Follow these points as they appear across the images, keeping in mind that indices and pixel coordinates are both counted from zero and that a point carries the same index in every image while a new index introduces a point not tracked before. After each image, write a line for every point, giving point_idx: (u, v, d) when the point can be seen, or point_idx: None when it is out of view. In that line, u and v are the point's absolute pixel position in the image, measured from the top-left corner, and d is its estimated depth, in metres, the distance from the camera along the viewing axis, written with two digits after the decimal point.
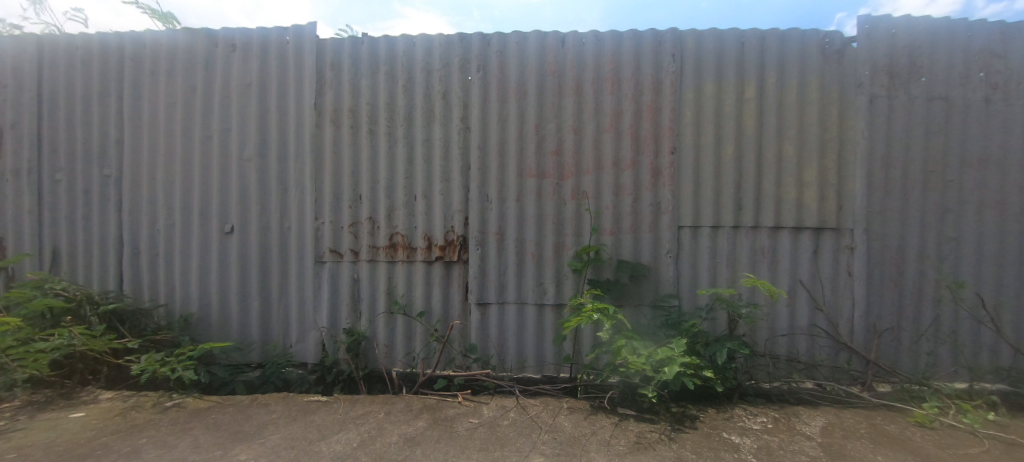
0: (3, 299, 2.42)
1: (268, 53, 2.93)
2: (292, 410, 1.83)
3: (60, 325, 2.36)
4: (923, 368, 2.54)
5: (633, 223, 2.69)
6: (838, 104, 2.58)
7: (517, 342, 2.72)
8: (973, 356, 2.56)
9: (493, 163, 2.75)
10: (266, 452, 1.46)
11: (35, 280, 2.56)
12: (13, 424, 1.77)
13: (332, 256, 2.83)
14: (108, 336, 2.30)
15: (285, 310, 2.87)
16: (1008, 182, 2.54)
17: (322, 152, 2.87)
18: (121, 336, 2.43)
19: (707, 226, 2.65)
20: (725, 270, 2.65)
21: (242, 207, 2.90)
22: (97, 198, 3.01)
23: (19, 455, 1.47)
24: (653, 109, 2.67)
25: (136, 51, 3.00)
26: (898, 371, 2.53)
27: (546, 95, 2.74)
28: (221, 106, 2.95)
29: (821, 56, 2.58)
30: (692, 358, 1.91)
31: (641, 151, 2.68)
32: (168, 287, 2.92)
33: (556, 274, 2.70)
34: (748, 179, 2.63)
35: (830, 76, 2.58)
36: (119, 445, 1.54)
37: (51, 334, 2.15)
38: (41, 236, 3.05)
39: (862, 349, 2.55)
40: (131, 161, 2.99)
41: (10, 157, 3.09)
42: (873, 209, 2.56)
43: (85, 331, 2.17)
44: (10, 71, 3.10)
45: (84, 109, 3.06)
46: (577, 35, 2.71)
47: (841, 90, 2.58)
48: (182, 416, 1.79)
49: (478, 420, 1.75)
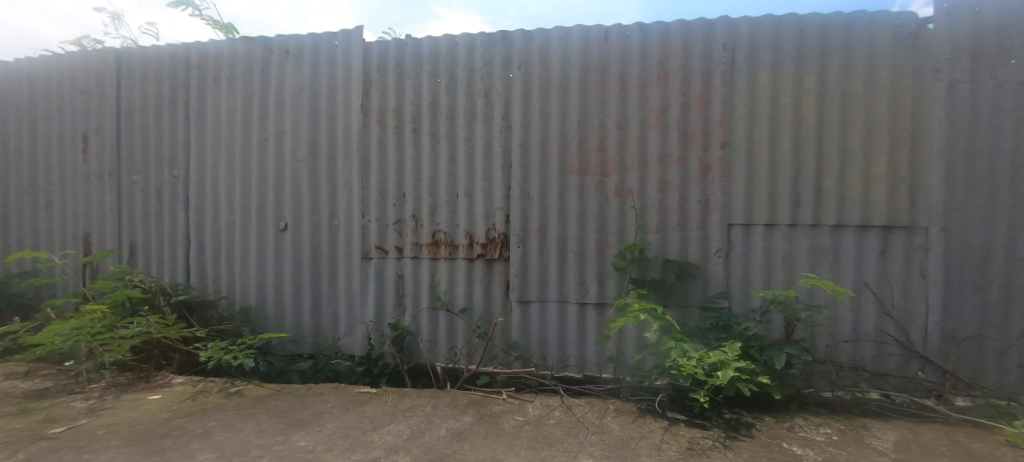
0: (91, 289, 2.66)
1: (319, 58, 3.06)
2: (345, 400, 1.90)
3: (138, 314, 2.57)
4: (1017, 383, 2.28)
5: (680, 221, 2.59)
6: (913, 91, 2.36)
7: (558, 341, 2.69)
8: None
9: (535, 160, 2.73)
10: (324, 440, 1.52)
11: (116, 273, 2.80)
12: (102, 403, 1.94)
13: (378, 252, 2.92)
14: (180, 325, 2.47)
15: (335, 304, 2.99)
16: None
17: (368, 152, 2.96)
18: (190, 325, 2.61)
19: (761, 224, 2.51)
20: (781, 271, 2.50)
21: (295, 206, 3.05)
22: (167, 198, 3.26)
23: (108, 432, 1.62)
24: (702, 102, 2.56)
25: (201, 61, 3.22)
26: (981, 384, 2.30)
27: (589, 91, 2.68)
28: (276, 109, 3.10)
29: (892, 40, 2.37)
30: (748, 363, 1.82)
31: (689, 146, 2.58)
32: (229, 280, 3.12)
33: (598, 273, 2.65)
34: (807, 175, 2.47)
35: (902, 61, 2.36)
36: (192, 426, 1.65)
37: (131, 321, 2.34)
38: (120, 233, 3.34)
39: (938, 359, 2.34)
40: (197, 163, 3.22)
41: (95, 161, 3.40)
42: (954, 206, 2.32)
43: (160, 319, 2.35)
44: (94, 82, 3.41)
45: (156, 115, 3.31)
46: (622, 28, 2.64)
47: (915, 76, 2.35)
48: (246, 402, 1.91)
49: (524, 418, 1.75)
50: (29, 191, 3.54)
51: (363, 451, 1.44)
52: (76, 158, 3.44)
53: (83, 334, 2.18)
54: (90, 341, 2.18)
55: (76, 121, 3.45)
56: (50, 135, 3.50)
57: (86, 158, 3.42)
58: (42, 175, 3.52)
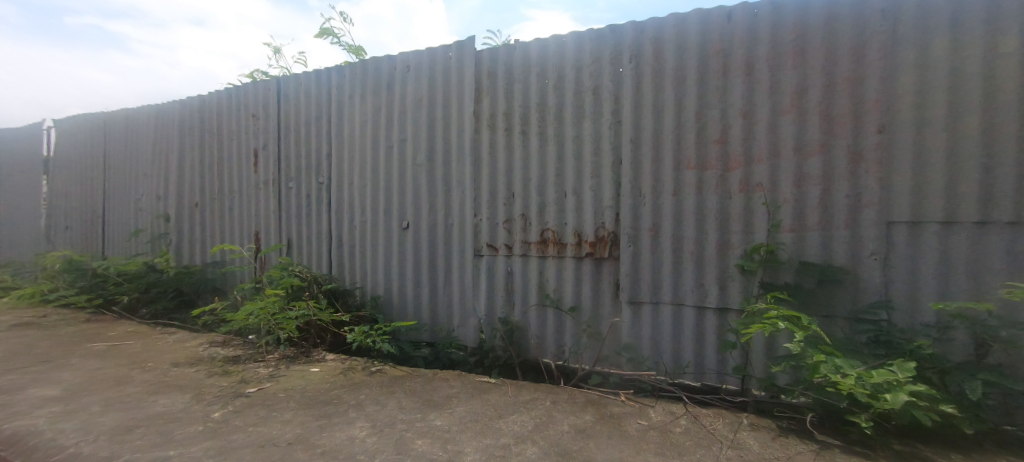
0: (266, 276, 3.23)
1: (435, 69, 3.32)
2: (469, 387, 2.03)
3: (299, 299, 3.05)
4: None
5: (822, 218, 2.26)
6: None
7: (673, 345, 2.54)
8: None
9: (647, 156, 2.62)
10: (457, 422, 1.64)
11: (281, 264, 3.36)
12: (278, 371, 2.30)
13: (489, 250, 3.07)
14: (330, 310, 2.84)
15: (450, 297, 3.21)
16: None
17: (480, 155, 3.12)
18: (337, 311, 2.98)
19: (936, 222, 2.05)
20: (965, 281, 2.01)
21: (416, 206, 3.35)
22: (314, 201, 3.82)
23: (286, 395, 1.94)
24: (852, 80, 2.20)
25: (339, 81, 3.71)
26: None
27: (709, 78, 2.49)
28: (399, 120, 3.44)
29: None
30: (927, 387, 1.52)
31: (834, 132, 2.24)
32: (362, 273, 3.55)
33: (719, 276, 2.44)
34: (1006, 159, 1.93)
35: None
36: (348, 397, 1.91)
37: (296, 304, 2.74)
38: (279, 231, 4.00)
39: None
40: (336, 170, 3.71)
41: (262, 172, 4.12)
42: None
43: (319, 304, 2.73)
44: (262, 107, 4.14)
45: (306, 131, 3.90)
46: (748, 7, 2.40)
47: None
48: (386, 380, 2.15)
49: (647, 423, 1.69)
50: (217, 197, 4.42)
51: (494, 436, 1.52)
52: (249, 170, 4.21)
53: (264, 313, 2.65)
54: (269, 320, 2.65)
55: (249, 139, 4.22)
56: (231, 152, 4.33)
57: (256, 170, 4.17)
58: (227, 184, 4.36)
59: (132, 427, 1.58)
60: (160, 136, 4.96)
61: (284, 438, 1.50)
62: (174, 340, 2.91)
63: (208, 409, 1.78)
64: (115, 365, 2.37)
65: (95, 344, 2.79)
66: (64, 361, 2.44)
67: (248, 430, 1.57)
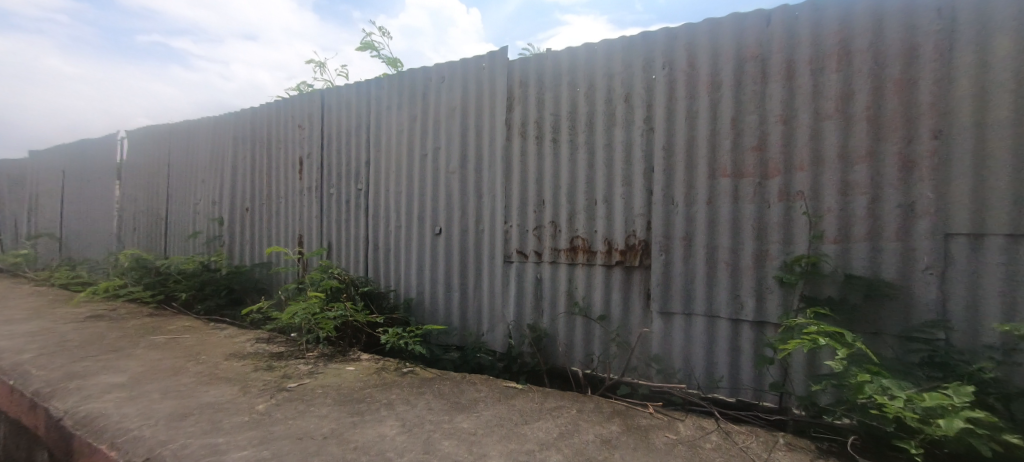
0: (308, 278, 3.45)
1: (468, 78, 3.47)
2: (495, 392, 2.08)
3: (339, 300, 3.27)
4: None
5: (898, 222, 2.11)
6: None
7: (705, 355, 2.49)
8: None
9: (680, 164, 2.60)
10: (483, 424, 1.69)
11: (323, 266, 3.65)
12: (316, 368, 2.41)
13: (519, 256, 3.13)
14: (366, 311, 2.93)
15: (479, 303, 3.31)
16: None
17: (511, 162, 3.22)
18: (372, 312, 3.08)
19: (965, 235, 1.98)
20: (965, 308, 1.99)
21: (448, 212, 3.50)
22: (354, 206, 4.05)
23: (322, 391, 2.05)
24: (904, 83, 2.11)
25: (378, 94, 3.96)
26: None
27: (745, 83, 2.45)
28: (434, 128, 3.62)
29: None
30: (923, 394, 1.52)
31: (884, 138, 2.14)
32: (396, 277, 3.74)
33: (757, 287, 2.37)
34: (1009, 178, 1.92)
35: None
36: (380, 396, 1.99)
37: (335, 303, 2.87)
38: (322, 236, 4.27)
39: None
40: (375, 178, 3.94)
41: (307, 179, 4.42)
42: None
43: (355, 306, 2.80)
44: (307, 118, 4.45)
45: (347, 142, 4.15)
46: (788, 10, 2.36)
47: None
48: (417, 381, 2.22)
49: (676, 437, 1.67)
50: (266, 203, 4.76)
51: (519, 441, 1.55)
52: (295, 178, 4.52)
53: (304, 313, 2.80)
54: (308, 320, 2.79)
55: (296, 149, 4.53)
56: (280, 162, 4.66)
57: (301, 177, 4.47)
58: (276, 191, 4.70)
59: (186, 415, 1.72)
60: (216, 147, 5.38)
61: (320, 432, 1.59)
62: (225, 336, 3.16)
63: (252, 401, 1.90)
64: (173, 357, 2.60)
65: (155, 337, 3.06)
66: (130, 352, 2.69)
67: (287, 423, 1.66)
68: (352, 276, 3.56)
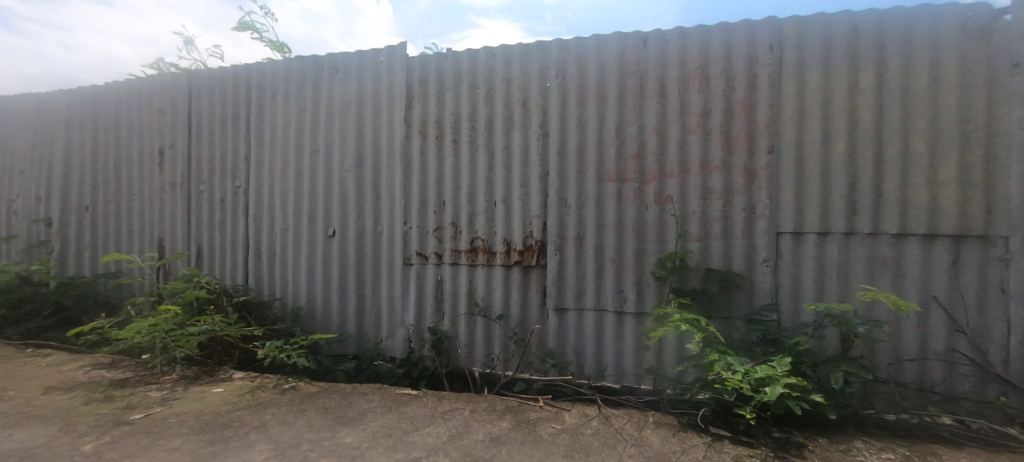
0: (165, 288, 2.99)
1: (364, 72, 3.29)
2: (387, 401, 2.02)
3: (205, 312, 2.90)
4: None
5: (745, 223, 2.50)
6: (959, 88, 2.25)
7: (595, 347, 2.68)
8: None
9: (572, 168, 2.76)
10: (369, 437, 1.62)
11: (186, 275, 3.17)
12: (172, 394, 2.17)
13: (418, 258, 3.05)
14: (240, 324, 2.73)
15: (377, 309, 3.15)
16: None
17: (411, 161, 3.12)
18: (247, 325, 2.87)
19: (789, 233, 2.43)
20: (790, 293, 2.44)
21: (342, 212, 3.27)
22: (230, 205, 3.58)
23: (178, 420, 1.82)
24: (747, 105, 2.51)
25: (259, 80, 3.54)
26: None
27: (627, 97, 2.70)
28: (327, 122, 3.36)
29: (903, 36, 2.32)
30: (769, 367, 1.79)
31: (733, 151, 2.53)
32: (283, 284, 3.39)
33: (637, 282, 2.62)
34: (819, 185, 2.41)
35: (918, 58, 2.30)
36: (251, 418, 1.83)
37: (202, 317, 2.61)
38: (189, 239, 3.71)
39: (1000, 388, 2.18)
40: (256, 174, 3.52)
41: (170, 173, 3.80)
42: (961, 203, 2.23)
43: (223, 318, 2.58)
44: (169, 103, 3.83)
45: (222, 133, 3.65)
46: (660, 34, 2.65)
47: (964, 75, 2.24)
48: (297, 397, 2.11)
49: (561, 427, 1.78)
50: (115, 201, 4.01)
51: (405, 450, 1.50)
52: (154, 172, 3.86)
53: (159, 330, 2.46)
54: (165, 337, 2.46)
55: (155, 137, 3.87)
56: (134, 152, 3.95)
57: (162, 171, 3.83)
58: (128, 186, 3.97)
59: None
60: (41, 130, 4.37)
61: None
62: (46, 365, 2.62)
63: (78, 440, 1.59)
64: None
65: None
66: None
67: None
68: (225, 284, 3.15)
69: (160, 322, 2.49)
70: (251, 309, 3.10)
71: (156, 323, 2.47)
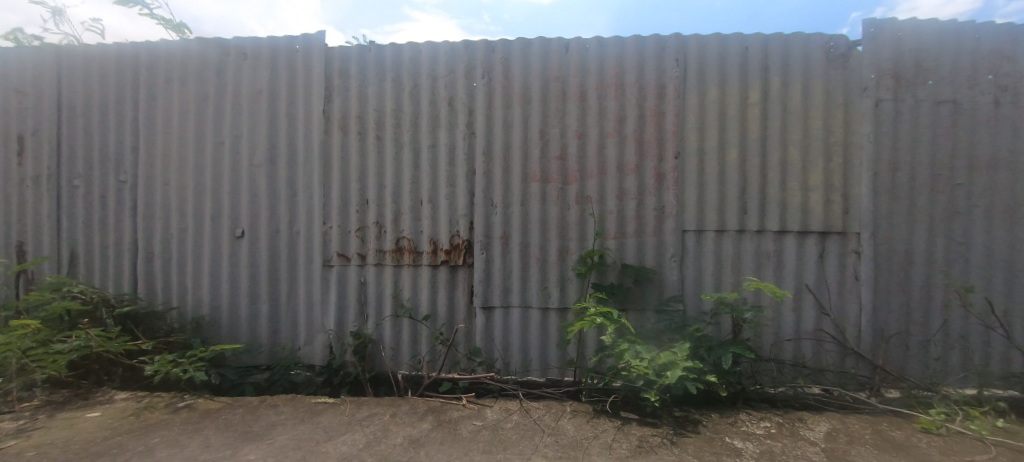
0: (23, 300, 2.56)
1: (277, 60, 3.05)
2: (299, 412, 1.96)
3: (77, 327, 2.53)
4: (916, 374, 2.59)
5: (656, 222, 2.71)
6: (824, 107, 2.64)
7: (521, 343, 2.75)
8: (965, 364, 2.57)
9: (498, 168, 2.80)
10: (276, 451, 1.58)
11: (52, 283, 2.72)
12: (33, 424, 1.95)
13: (339, 260, 2.91)
14: (123, 338, 2.50)
15: (294, 315, 2.95)
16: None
17: (330, 157, 2.96)
18: (133, 338, 2.63)
19: (693, 230, 2.69)
20: (693, 285, 2.69)
21: (252, 211, 3.01)
22: (113, 203, 3.13)
23: (38, 453, 1.61)
24: (657, 113, 2.72)
25: (150, 61, 3.14)
26: (876, 368, 2.54)
27: (550, 100, 2.80)
28: (233, 113, 3.07)
29: (783, 58, 2.67)
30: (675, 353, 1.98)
31: (645, 156, 2.73)
32: (181, 291, 3.04)
33: (560, 278, 2.73)
34: (717, 188, 2.69)
35: (795, 78, 2.66)
36: (135, 443, 1.69)
37: (74, 332, 2.34)
38: (59, 243, 3.18)
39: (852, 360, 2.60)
40: (146, 168, 3.11)
41: (32, 165, 3.23)
42: (825, 204, 2.62)
43: (102, 332, 2.37)
44: (30, 82, 3.25)
45: (101, 120, 3.18)
46: (581, 42, 2.78)
47: (828, 96, 2.64)
48: (194, 416, 1.97)
49: (482, 423, 1.85)
50: None
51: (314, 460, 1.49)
52: (10, 163, 3.26)
53: (13, 350, 2.13)
54: (23, 358, 2.15)
55: (11, 122, 3.27)
56: None
57: (21, 162, 3.24)
58: None
59: None
60: None
61: None
62: None
63: None
64: None
65: None
66: None
67: None
68: (105, 293, 2.77)
69: (16, 340, 2.14)
70: (138, 321, 2.76)
71: (9, 342, 2.13)
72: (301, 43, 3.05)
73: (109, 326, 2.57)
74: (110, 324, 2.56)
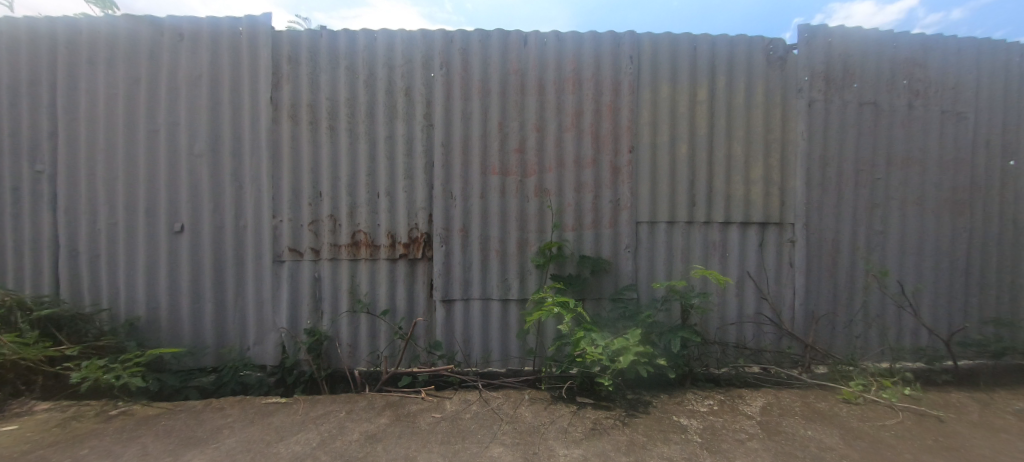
0: None
1: (219, 43, 2.85)
2: (248, 413, 1.89)
3: None
4: (840, 350, 2.85)
5: (611, 214, 2.80)
6: (764, 107, 2.82)
7: (481, 334, 2.77)
8: (881, 340, 2.86)
9: (457, 160, 2.78)
10: (222, 455, 1.53)
11: None
12: None
13: (291, 255, 2.79)
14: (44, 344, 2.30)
15: (242, 313, 2.81)
16: (946, 174, 2.89)
17: (280, 148, 2.81)
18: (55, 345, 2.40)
19: (645, 222, 2.80)
20: (646, 274, 2.82)
21: (193, 205, 2.82)
22: (27, 196, 2.83)
23: None
24: (612, 108, 2.80)
25: (69, 39, 2.84)
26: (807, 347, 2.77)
27: (509, 93, 2.80)
28: (169, 98, 2.84)
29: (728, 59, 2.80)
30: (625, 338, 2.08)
31: (601, 150, 2.80)
32: (112, 291, 2.81)
33: (519, 270, 2.77)
34: (668, 181, 2.81)
35: (738, 78, 2.82)
36: (62, 456, 1.57)
37: None
38: None
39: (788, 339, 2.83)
40: (66, 158, 2.83)
41: None
42: (764, 197, 2.81)
43: (17, 339, 2.17)
44: None
45: (10, 102, 2.84)
46: (539, 35, 2.80)
47: (767, 96, 2.82)
48: (129, 423, 1.85)
49: (441, 415, 1.87)
50: None
51: None
52: None
53: None
54: None
55: None
56: None
57: None
58: None
59: None
60: None
61: None
62: None
63: None
64: None
65: None
66: None
67: None
68: (20, 296, 2.52)
69: None
70: (61, 325, 2.52)
71: None
72: (245, 26, 2.86)
73: (24, 331, 2.34)
74: (26, 330, 2.33)
